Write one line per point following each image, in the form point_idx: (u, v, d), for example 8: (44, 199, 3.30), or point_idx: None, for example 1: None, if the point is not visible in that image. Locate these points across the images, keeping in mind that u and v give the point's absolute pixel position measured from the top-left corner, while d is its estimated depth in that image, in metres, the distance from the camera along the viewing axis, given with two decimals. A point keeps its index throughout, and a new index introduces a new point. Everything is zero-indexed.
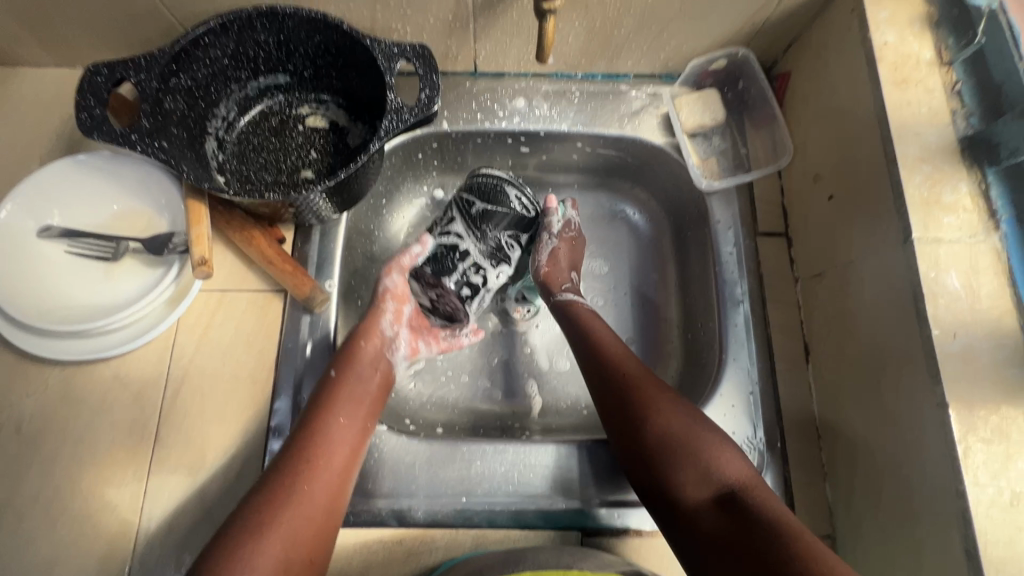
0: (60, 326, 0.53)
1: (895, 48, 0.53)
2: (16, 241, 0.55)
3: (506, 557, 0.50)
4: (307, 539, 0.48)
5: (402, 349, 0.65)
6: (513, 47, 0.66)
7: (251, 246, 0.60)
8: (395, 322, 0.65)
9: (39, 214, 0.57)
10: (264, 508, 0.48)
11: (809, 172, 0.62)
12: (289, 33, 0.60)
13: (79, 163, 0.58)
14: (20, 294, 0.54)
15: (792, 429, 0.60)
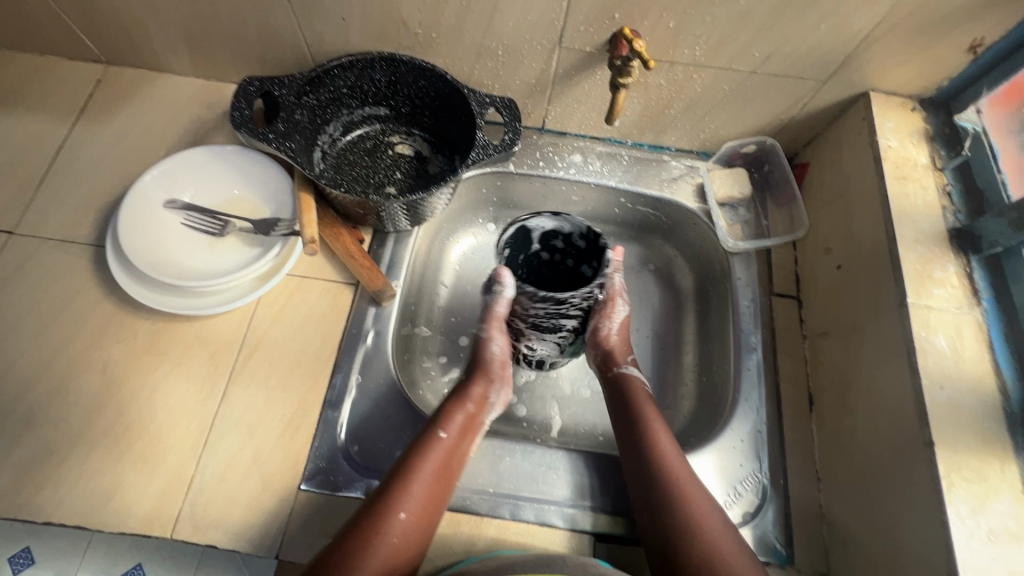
0: (169, 278, 0.61)
1: (897, 151, 0.65)
2: (151, 206, 0.66)
3: (536, 558, 0.53)
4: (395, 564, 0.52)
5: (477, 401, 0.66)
6: (579, 112, 0.78)
7: (337, 240, 0.68)
8: (477, 376, 0.66)
9: (174, 189, 0.67)
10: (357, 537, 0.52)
11: (821, 245, 0.72)
12: (400, 76, 0.73)
13: (216, 154, 0.69)
14: (143, 247, 0.63)
15: (795, 469, 0.65)
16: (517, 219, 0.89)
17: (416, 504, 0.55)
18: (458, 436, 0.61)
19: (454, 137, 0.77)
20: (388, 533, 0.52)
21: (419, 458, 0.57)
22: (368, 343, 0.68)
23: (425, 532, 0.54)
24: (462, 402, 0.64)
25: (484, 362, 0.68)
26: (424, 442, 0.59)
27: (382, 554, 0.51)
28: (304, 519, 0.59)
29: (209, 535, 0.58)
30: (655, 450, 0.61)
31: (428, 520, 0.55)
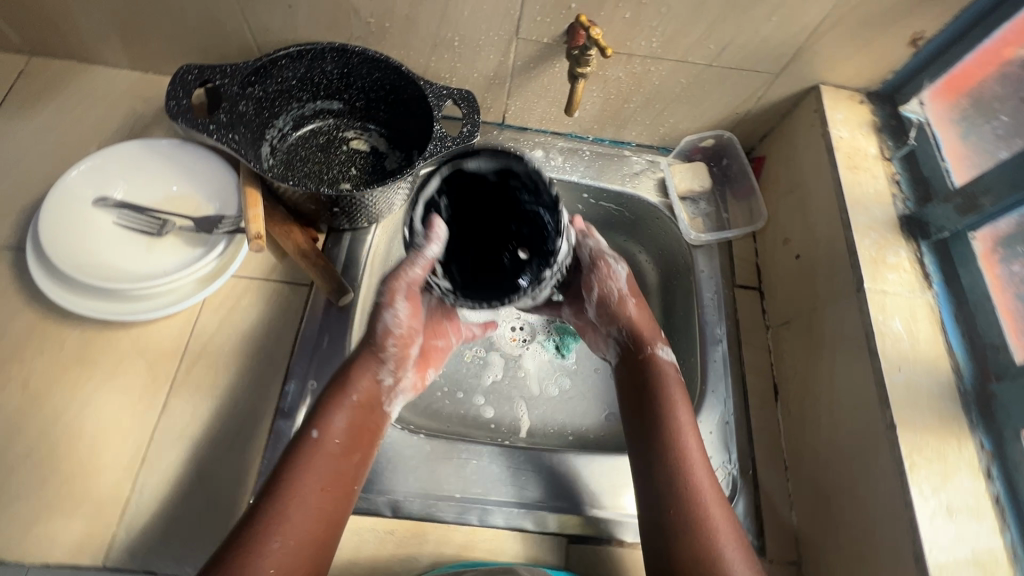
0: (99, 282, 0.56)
1: (848, 142, 0.66)
2: (77, 202, 0.61)
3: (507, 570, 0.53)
4: None
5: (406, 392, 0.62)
6: (539, 107, 0.77)
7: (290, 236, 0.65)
8: (396, 370, 0.60)
9: (105, 185, 0.62)
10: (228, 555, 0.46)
11: (780, 236, 0.73)
12: (352, 68, 0.70)
13: (151, 148, 0.64)
14: (67, 247, 0.58)
15: (763, 459, 0.65)
16: None
17: (287, 527, 0.48)
18: (338, 435, 0.54)
19: (411, 132, 0.75)
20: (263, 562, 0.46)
21: (291, 469, 0.51)
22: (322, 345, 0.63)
23: (307, 553, 0.48)
24: (340, 397, 0.56)
25: (373, 341, 0.60)
26: (297, 447, 0.52)
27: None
28: None
29: (148, 561, 0.53)
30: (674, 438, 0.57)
31: (314, 539, 0.49)
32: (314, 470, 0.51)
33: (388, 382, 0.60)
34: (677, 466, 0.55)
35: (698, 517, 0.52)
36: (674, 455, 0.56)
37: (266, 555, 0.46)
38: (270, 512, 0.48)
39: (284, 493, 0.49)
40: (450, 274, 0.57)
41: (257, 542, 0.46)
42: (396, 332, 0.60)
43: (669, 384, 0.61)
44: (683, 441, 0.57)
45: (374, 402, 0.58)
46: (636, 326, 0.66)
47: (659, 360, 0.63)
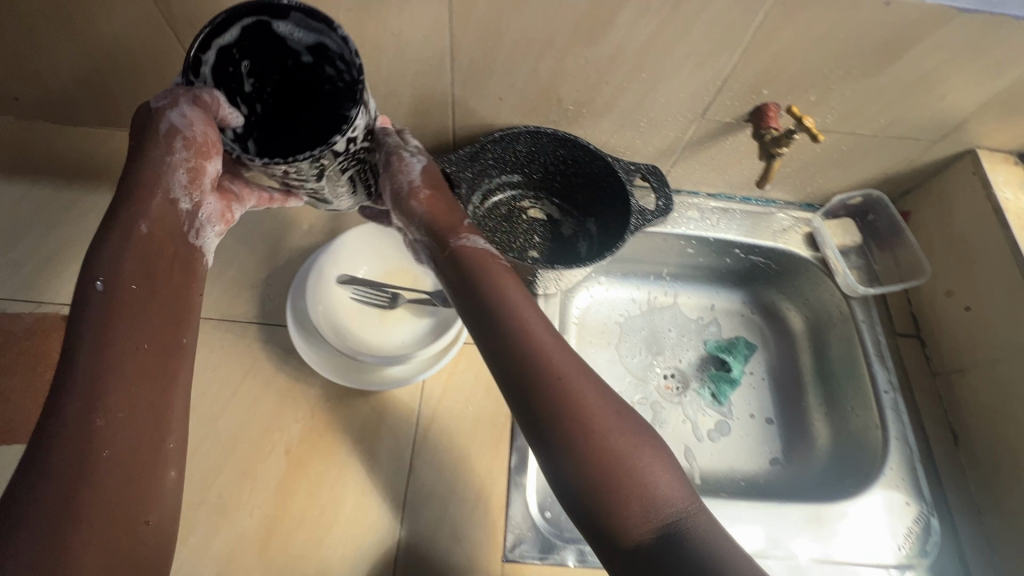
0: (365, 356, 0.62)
1: (1013, 202, 0.71)
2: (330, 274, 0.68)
3: None
4: (108, 509, 0.42)
5: (210, 215, 0.56)
6: (698, 172, 0.84)
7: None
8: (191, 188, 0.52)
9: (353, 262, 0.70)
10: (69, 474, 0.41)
11: (940, 287, 0.78)
12: (540, 147, 0.77)
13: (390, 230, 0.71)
14: (324, 318, 0.65)
15: (955, 503, 0.69)
16: (627, 271, 0.95)
17: (108, 434, 0.43)
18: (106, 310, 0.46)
19: (587, 200, 0.81)
20: (93, 495, 0.42)
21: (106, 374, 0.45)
22: None
23: (136, 466, 0.44)
24: (123, 231, 0.49)
25: (163, 163, 0.50)
26: (103, 325, 0.46)
27: (96, 500, 0.42)
28: None
29: None
30: (522, 333, 0.53)
31: (92, 452, 0.42)
32: (125, 356, 0.46)
33: (188, 207, 0.53)
34: (555, 376, 0.49)
35: (583, 429, 0.47)
36: (541, 362, 0.50)
37: (101, 462, 0.43)
38: (76, 438, 0.42)
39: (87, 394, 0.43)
40: (246, 145, 0.52)
41: (80, 452, 0.42)
42: (186, 136, 0.50)
43: (499, 282, 0.56)
44: (541, 344, 0.52)
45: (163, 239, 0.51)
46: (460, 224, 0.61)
47: (474, 249, 0.59)
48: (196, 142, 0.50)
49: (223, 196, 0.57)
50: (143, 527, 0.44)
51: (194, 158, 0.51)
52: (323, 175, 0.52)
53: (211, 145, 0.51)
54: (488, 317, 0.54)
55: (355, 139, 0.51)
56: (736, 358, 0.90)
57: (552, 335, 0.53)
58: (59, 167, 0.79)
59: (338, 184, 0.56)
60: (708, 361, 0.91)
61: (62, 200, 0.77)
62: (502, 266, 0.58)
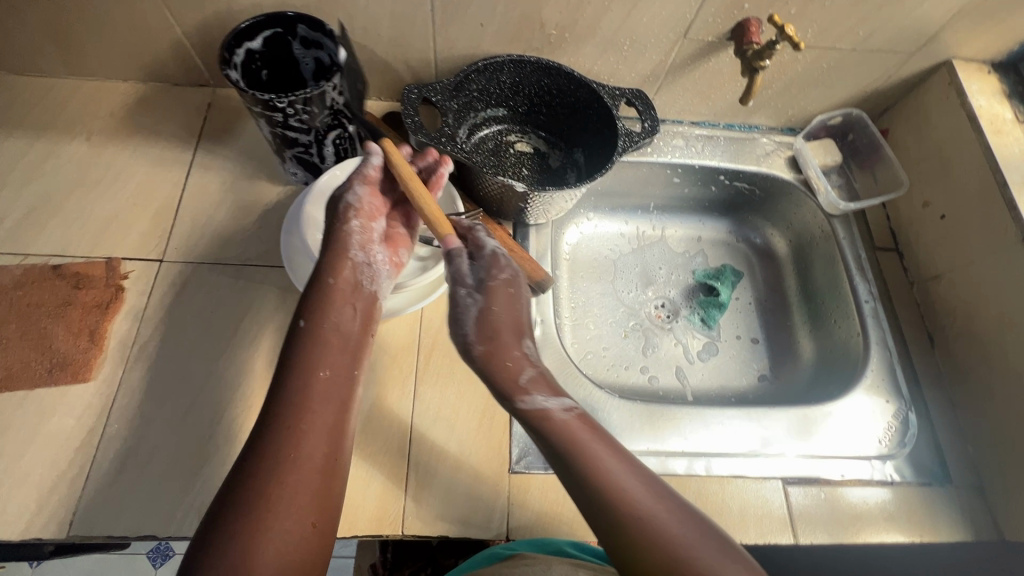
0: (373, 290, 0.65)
1: (987, 110, 0.73)
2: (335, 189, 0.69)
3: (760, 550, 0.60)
4: (320, 458, 0.47)
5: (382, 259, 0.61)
6: (682, 99, 0.84)
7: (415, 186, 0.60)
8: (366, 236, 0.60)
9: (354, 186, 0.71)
10: (286, 416, 0.48)
11: (918, 200, 0.80)
12: (525, 76, 0.77)
13: None
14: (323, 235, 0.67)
15: (932, 398, 0.73)
16: (614, 205, 0.96)
17: (319, 396, 0.50)
18: (345, 329, 0.55)
19: (574, 131, 0.81)
20: (297, 466, 0.45)
21: (301, 351, 0.52)
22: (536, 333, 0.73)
23: (336, 403, 0.50)
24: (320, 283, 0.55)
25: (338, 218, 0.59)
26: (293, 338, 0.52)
27: (313, 437, 0.47)
28: (522, 498, 0.62)
29: (438, 526, 0.59)
30: (569, 445, 0.47)
31: (329, 397, 0.50)
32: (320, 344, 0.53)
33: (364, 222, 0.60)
34: (608, 496, 0.43)
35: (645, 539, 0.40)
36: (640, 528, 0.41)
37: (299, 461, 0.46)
38: (289, 416, 0.48)
39: (298, 368, 0.51)
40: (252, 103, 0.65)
41: (292, 416, 0.48)
42: (356, 208, 0.60)
43: (580, 438, 0.47)
44: (637, 501, 0.43)
45: (355, 282, 0.57)
46: (546, 377, 0.53)
47: (550, 412, 0.50)
48: (367, 212, 0.61)
49: (392, 244, 0.63)
50: (324, 511, 0.46)
51: (368, 219, 0.60)
52: (312, 129, 0.66)
53: (377, 213, 0.62)
54: (564, 474, 0.46)
55: (335, 99, 0.64)
56: (723, 284, 0.92)
57: (647, 479, 0.45)
58: (31, 119, 0.76)
59: (324, 146, 0.69)
60: (696, 290, 0.93)
61: (39, 152, 0.75)
62: (576, 417, 0.50)
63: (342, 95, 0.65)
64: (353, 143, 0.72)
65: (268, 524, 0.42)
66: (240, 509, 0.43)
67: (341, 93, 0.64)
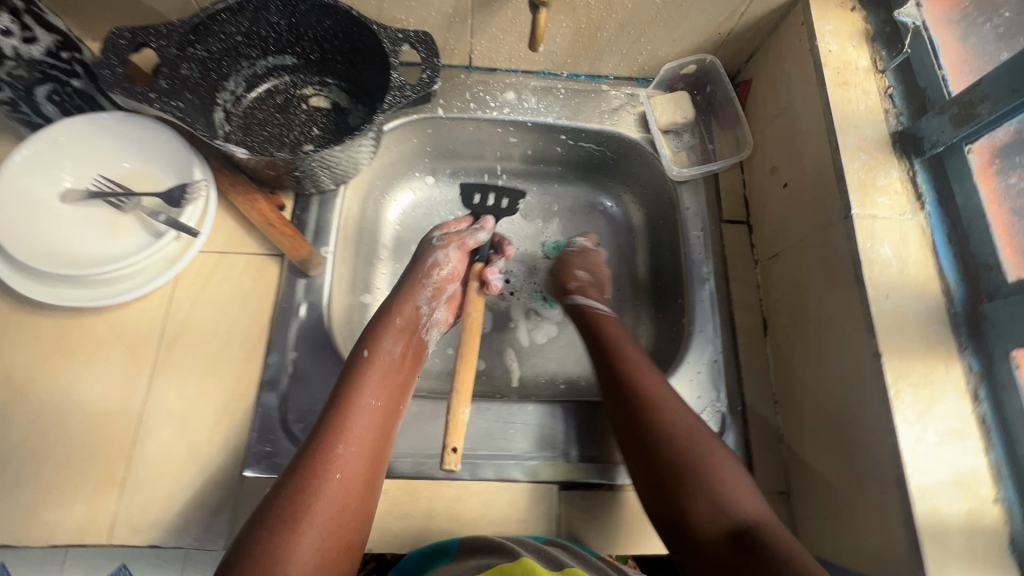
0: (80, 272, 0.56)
1: (838, 55, 0.61)
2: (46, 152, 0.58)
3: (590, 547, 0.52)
4: (353, 488, 0.48)
5: (437, 319, 0.68)
6: (505, 44, 0.72)
7: (468, 333, 0.64)
8: (432, 298, 0.67)
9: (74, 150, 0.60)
10: (326, 438, 0.50)
11: (767, 165, 0.69)
12: (300, 16, 0.65)
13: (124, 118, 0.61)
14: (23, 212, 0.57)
15: (751, 394, 0.65)
16: (456, 168, 0.85)
17: (352, 438, 0.50)
18: (392, 355, 0.59)
19: (373, 83, 0.70)
20: (325, 490, 0.47)
21: (354, 383, 0.55)
22: (302, 316, 0.63)
23: (376, 439, 0.52)
24: (387, 319, 0.62)
25: (421, 272, 0.68)
26: (354, 366, 0.56)
27: (351, 466, 0.49)
28: (252, 504, 0.56)
29: (150, 535, 0.54)
30: (660, 420, 0.55)
31: (371, 438, 0.52)
32: (371, 385, 0.55)
33: (426, 310, 0.67)
34: (686, 448, 0.53)
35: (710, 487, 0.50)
36: (636, 389, 0.58)
37: (331, 474, 0.48)
38: (336, 425, 0.51)
39: (340, 401, 0.53)
40: None
41: (328, 437, 0.50)
42: (443, 269, 0.69)
43: (612, 327, 0.67)
44: (627, 355, 0.62)
45: (416, 325, 0.64)
46: (586, 295, 0.71)
47: (593, 306, 0.70)
48: (449, 274, 0.69)
49: (450, 304, 0.69)
50: (355, 538, 0.47)
51: (443, 279, 0.69)
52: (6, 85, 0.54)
53: (458, 276, 0.70)
54: (643, 437, 0.55)
55: (22, 49, 0.52)
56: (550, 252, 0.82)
57: (637, 352, 0.63)
58: None
59: (36, 102, 0.58)
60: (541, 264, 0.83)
61: None
62: (610, 316, 0.69)
63: (35, 48, 0.53)
64: (84, 99, 0.61)
65: (302, 531, 0.44)
66: (280, 508, 0.45)
67: (30, 45, 0.52)
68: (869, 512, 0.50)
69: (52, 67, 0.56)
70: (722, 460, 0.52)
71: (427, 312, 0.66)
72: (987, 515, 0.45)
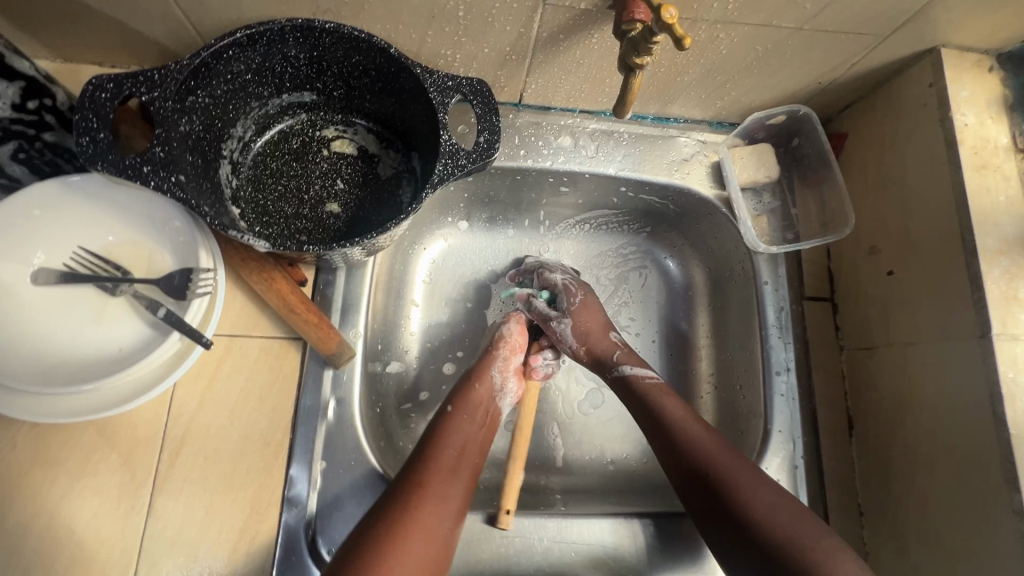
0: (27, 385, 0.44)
1: (974, 131, 0.51)
2: (21, 231, 0.48)
3: None
4: (428, 542, 0.47)
5: (510, 396, 0.64)
6: (566, 84, 0.61)
7: (527, 408, 0.65)
8: (504, 369, 0.64)
9: (59, 228, 0.49)
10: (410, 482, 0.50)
11: (864, 242, 0.60)
12: (324, 50, 0.53)
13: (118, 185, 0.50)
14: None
15: (837, 506, 0.58)
16: (494, 214, 0.75)
17: (431, 482, 0.51)
18: (473, 414, 0.59)
19: (409, 128, 0.59)
20: (407, 531, 0.47)
21: (437, 433, 0.56)
22: (330, 417, 0.54)
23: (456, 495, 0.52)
24: (470, 383, 0.62)
25: (491, 345, 0.66)
26: (440, 420, 0.57)
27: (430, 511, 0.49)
28: None
29: None
30: (739, 499, 0.49)
31: (452, 488, 0.52)
32: (455, 436, 0.56)
33: (499, 382, 0.64)
34: (774, 529, 0.47)
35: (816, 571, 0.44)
36: (708, 468, 0.52)
37: (408, 516, 0.48)
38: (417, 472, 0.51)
39: (425, 445, 0.54)
40: None
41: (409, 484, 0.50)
42: (509, 342, 0.66)
43: (665, 399, 0.57)
44: (686, 430, 0.54)
45: (494, 394, 0.63)
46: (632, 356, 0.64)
47: (641, 377, 0.60)
48: (514, 345, 0.66)
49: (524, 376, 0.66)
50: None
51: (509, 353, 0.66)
52: None
53: (523, 347, 0.67)
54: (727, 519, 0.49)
55: None
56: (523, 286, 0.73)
57: (697, 419, 0.56)
58: None
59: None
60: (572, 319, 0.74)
61: None
62: (662, 386, 0.59)
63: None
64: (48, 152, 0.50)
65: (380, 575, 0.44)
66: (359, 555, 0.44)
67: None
68: None
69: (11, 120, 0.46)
70: (805, 520, 0.48)
71: (500, 382, 0.63)
72: None
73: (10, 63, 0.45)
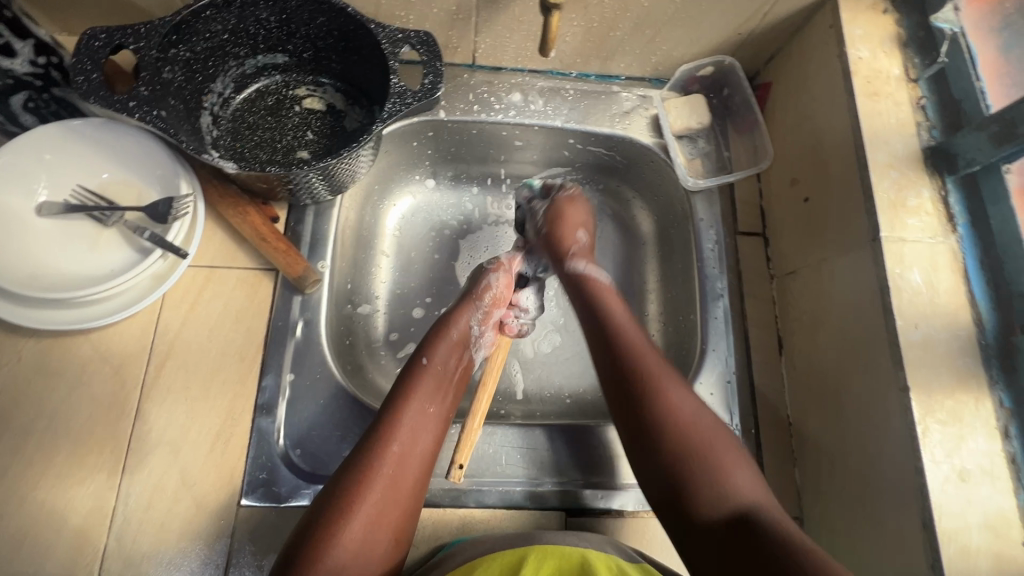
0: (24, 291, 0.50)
1: (868, 63, 0.57)
2: (22, 165, 0.54)
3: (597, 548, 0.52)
4: (403, 500, 0.48)
5: (483, 348, 0.64)
6: (512, 42, 0.68)
7: (495, 363, 0.64)
8: (482, 322, 0.64)
9: (55, 164, 0.56)
10: (382, 440, 0.49)
11: (787, 176, 0.66)
12: (291, 13, 0.60)
13: (107, 127, 0.57)
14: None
15: (767, 417, 0.62)
16: (458, 171, 0.80)
17: (403, 437, 0.50)
18: (447, 366, 0.58)
19: (370, 83, 0.66)
20: (379, 490, 0.47)
21: (408, 388, 0.54)
22: (298, 335, 0.60)
23: (426, 452, 0.51)
24: (445, 333, 0.60)
25: (473, 293, 0.65)
26: (412, 371, 0.56)
27: (400, 469, 0.48)
28: (249, 534, 0.54)
29: (142, 567, 0.52)
30: (665, 411, 0.50)
31: (423, 441, 0.51)
32: (427, 388, 0.55)
33: (476, 332, 0.63)
34: (682, 432, 0.48)
35: (709, 468, 0.46)
36: (625, 346, 0.55)
37: (380, 475, 0.47)
38: (385, 431, 0.50)
39: (393, 400, 0.53)
40: None
41: (378, 444, 0.49)
42: (491, 294, 0.65)
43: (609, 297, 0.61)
44: (613, 316, 0.59)
45: (468, 342, 0.62)
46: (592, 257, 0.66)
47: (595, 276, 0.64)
48: (499, 299, 0.66)
49: (500, 330, 0.66)
50: (405, 535, 0.48)
51: (491, 304, 0.65)
52: None
53: (505, 304, 0.67)
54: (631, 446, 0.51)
55: None
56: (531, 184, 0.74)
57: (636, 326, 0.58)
58: None
59: (12, 112, 0.55)
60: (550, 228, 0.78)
61: None
62: (609, 288, 0.63)
63: (16, 61, 0.52)
64: (57, 102, 0.58)
65: (349, 528, 0.44)
66: (328, 521, 0.44)
67: (11, 58, 0.52)
68: (889, 550, 0.48)
69: (26, 73, 0.53)
70: (708, 430, 0.49)
71: (474, 334, 0.63)
72: (1015, 559, 0.44)
73: (24, 25, 0.52)
